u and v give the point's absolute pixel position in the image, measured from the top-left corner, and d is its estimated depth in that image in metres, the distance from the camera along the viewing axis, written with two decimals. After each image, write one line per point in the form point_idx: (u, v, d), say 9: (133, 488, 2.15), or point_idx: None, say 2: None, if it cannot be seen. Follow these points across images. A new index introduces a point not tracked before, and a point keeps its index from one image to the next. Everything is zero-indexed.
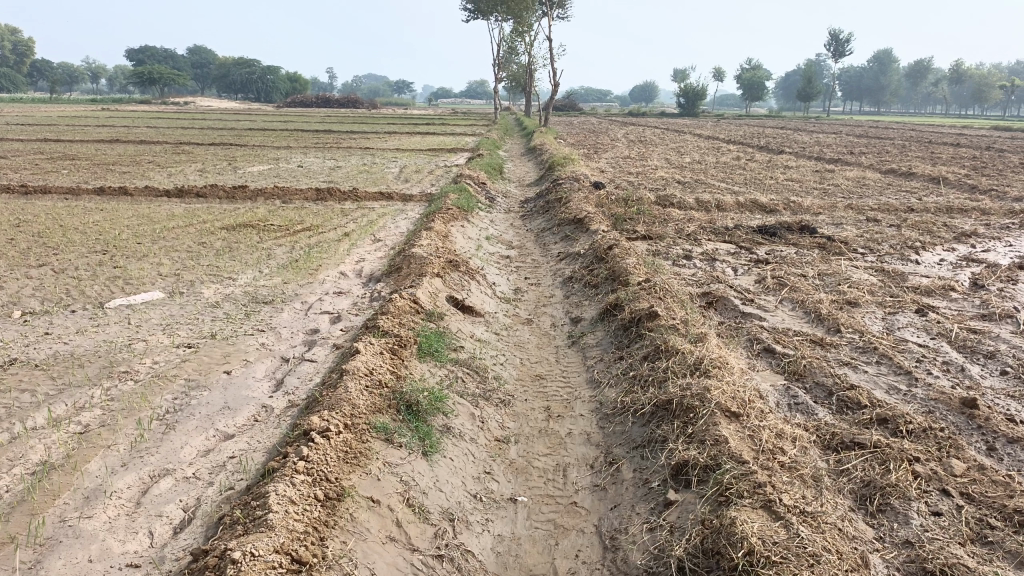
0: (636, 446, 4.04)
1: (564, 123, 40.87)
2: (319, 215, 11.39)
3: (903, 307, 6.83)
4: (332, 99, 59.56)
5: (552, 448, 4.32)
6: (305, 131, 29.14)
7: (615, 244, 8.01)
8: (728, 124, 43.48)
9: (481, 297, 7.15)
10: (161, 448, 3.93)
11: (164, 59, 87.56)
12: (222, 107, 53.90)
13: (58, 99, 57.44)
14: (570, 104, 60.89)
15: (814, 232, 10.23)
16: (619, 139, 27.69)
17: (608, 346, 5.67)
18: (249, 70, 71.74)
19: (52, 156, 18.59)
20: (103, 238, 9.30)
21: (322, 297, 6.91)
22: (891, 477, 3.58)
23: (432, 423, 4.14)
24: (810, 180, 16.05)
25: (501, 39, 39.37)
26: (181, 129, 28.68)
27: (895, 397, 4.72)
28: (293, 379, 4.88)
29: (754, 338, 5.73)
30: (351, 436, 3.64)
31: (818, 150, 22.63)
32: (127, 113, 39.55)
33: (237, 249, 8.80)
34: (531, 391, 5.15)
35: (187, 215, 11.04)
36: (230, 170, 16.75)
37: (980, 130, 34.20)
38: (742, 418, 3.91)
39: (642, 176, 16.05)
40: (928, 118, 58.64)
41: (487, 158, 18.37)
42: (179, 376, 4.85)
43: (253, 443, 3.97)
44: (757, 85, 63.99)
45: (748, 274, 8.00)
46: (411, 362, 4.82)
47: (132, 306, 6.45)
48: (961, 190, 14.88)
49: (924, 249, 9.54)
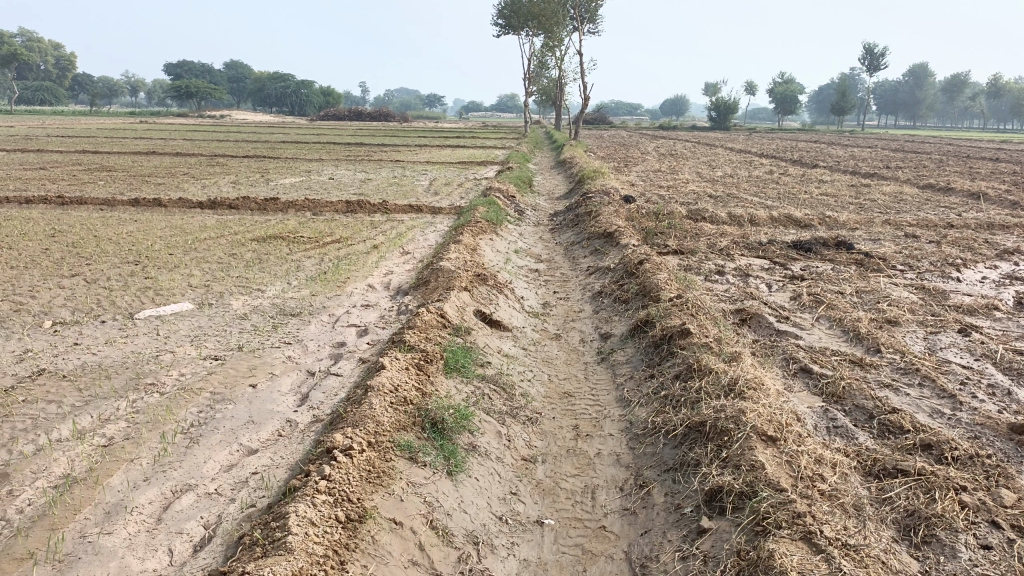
0: (668, 469, 3.91)
1: (595, 137, 40.82)
2: (348, 227, 11.41)
3: (945, 326, 6.60)
4: (364, 112, 60.15)
5: (580, 468, 4.20)
6: (337, 144, 29.39)
7: (646, 259, 7.88)
8: (760, 137, 42.98)
9: (509, 311, 7.06)
10: (184, 462, 3.88)
11: (201, 73, 89.28)
12: (256, 120, 54.70)
13: (99, 112, 58.72)
14: (600, 118, 60.80)
15: (851, 248, 10.01)
16: (650, 153, 27.59)
17: (639, 363, 5.54)
18: (283, 83, 72.81)
19: (90, 167, 18.93)
20: (136, 248, 9.39)
21: (349, 310, 6.88)
22: (937, 507, 3.41)
23: (458, 441, 4.05)
24: (846, 195, 15.76)
25: (532, 54, 39.52)
26: (215, 142, 29.12)
27: (939, 421, 4.53)
28: (319, 393, 4.82)
29: (789, 358, 5.57)
30: (375, 454, 3.56)
31: (853, 164, 22.24)
32: (164, 126, 40.30)
33: (267, 260, 8.82)
34: (559, 408, 5.04)
35: (218, 226, 11.13)
36: (262, 182, 16.91)
37: (1020, 145, 33.53)
38: (780, 443, 3.76)
39: (673, 190, 15.91)
40: (965, 133, 57.60)
41: (516, 171, 18.33)
42: (205, 388, 4.81)
43: (277, 458, 3.91)
44: (790, 99, 63.36)
45: (782, 291, 7.82)
46: (437, 378, 4.74)
47: (161, 317, 6.46)
48: (1002, 205, 14.52)
49: (966, 267, 9.27)
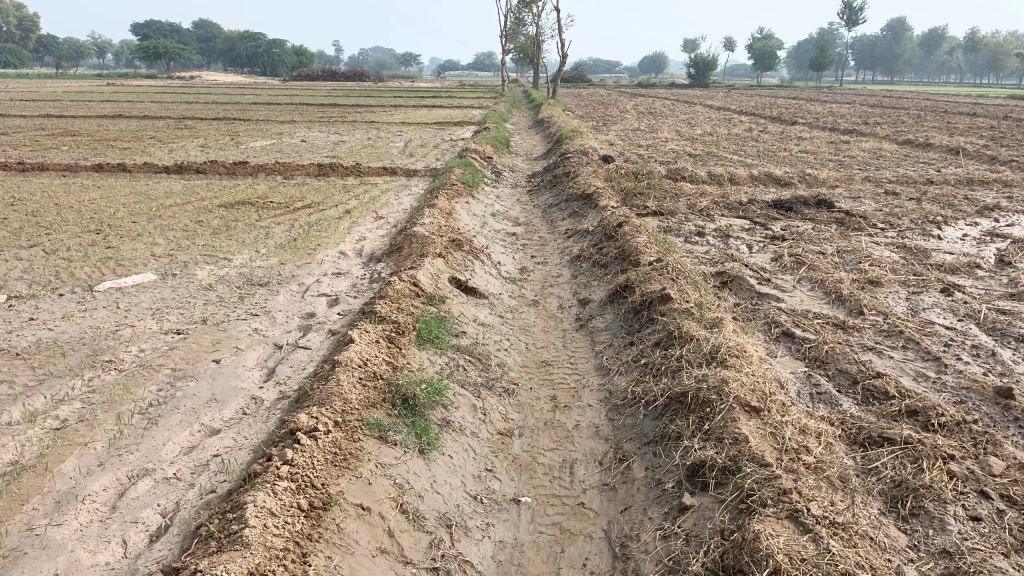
0: (648, 442, 3.78)
1: (574, 96, 40.31)
2: (320, 191, 11.10)
3: (927, 286, 6.51)
4: (338, 72, 58.87)
5: (558, 442, 4.06)
6: (310, 105, 28.73)
7: (625, 221, 7.69)
8: (739, 94, 42.64)
9: (486, 277, 6.88)
10: (142, 446, 3.70)
11: (170, 33, 87.00)
12: (226, 81, 53.54)
13: (64, 74, 56.87)
14: (578, 77, 60.06)
15: (832, 207, 9.88)
16: (629, 111, 27.25)
17: (618, 330, 5.39)
18: (254, 42, 71.01)
19: (53, 132, 18.32)
20: (98, 216, 9.05)
21: (319, 278, 6.65)
22: (925, 478, 3.30)
23: (430, 418, 3.88)
24: (825, 152, 15.62)
25: (508, 11, 38.75)
26: (185, 104, 28.31)
27: (924, 386, 4.43)
28: (285, 368, 4.63)
29: (771, 322, 5.44)
30: (341, 434, 3.38)
31: (831, 120, 22.08)
32: (132, 88, 39.12)
33: (235, 227, 8.53)
34: (537, 378, 4.89)
35: (185, 192, 10.77)
36: (232, 145, 16.48)
37: (995, 99, 33.51)
38: (764, 414, 3.62)
39: (652, 148, 15.69)
40: (942, 89, 57.49)
41: (493, 131, 17.98)
42: (165, 365, 4.61)
43: (240, 439, 3.73)
44: (768, 56, 62.72)
45: (763, 252, 7.68)
46: (409, 351, 4.55)
47: (122, 290, 6.20)
48: (980, 161, 14.46)
49: (947, 224, 9.19)
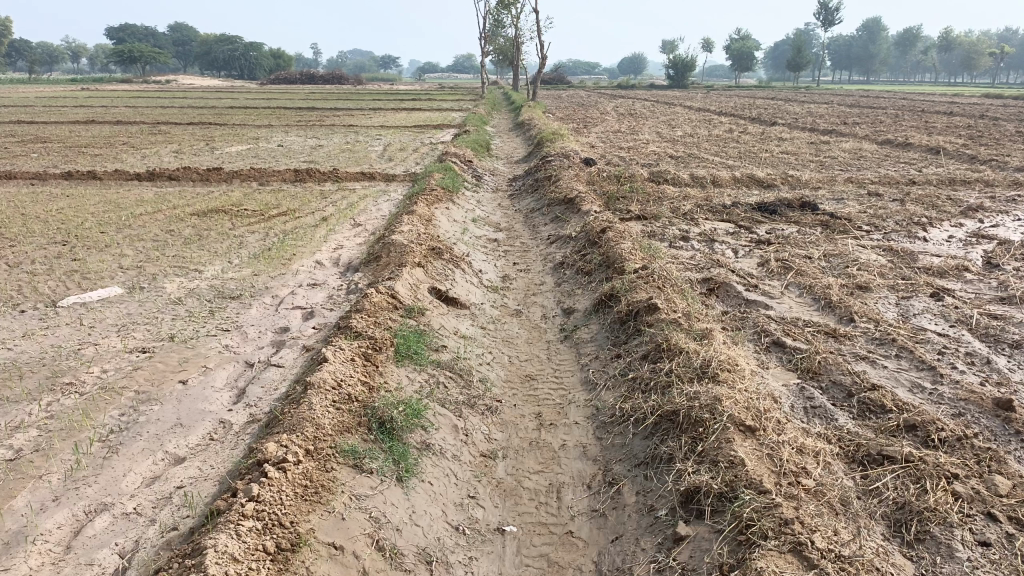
0: (639, 463, 3.60)
1: (553, 98, 40.21)
2: (296, 197, 10.85)
3: (917, 291, 6.38)
4: (317, 75, 58.36)
5: (544, 463, 3.87)
6: (287, 108, 28.39)
7: (609, 227, 7.52)
8: (718, 94, 42.71)
9: (467, 286, 6.67)
10: (100, 477, 3.47)
11: (145, 36, 86.06)
12: (202, 85, 52.93)
13: (38, 79, 55.80)
14: (557, 79, 60.10)
15: (816, 209, 9.77)
16: (609, 113, 27.17)
17: (604, 342, 5.21)
18: (231, 46, 70.38)
19: (24, 138, 17.90)
20: (65, 226, 8.75)
21: (294, 290, 6.42)
22: (929, 500, 3.14)
23: (408, 442, 3.68)
24: (806, 153, 15.56)
25: (488, 13, 38.61)
26: (159, 108, 27.88)
27: (920, 398, 4.28)
28: (256, 389, 4.40)
29: (760, 331, 5.28)
30: (313, 464, 3.16)
31: (811, 121, 22.09)
32: (107, 94, 38.41)
33: (207, 237, 8.27)
34: (520, 394, 4.70)
35: (157, 200, 10.47)
36: (206, 150, 16.16)
37: (971, 99, 33.82)
38: (759, 433, 3.45)
39: (633, 151, 15.57)
40: (917, 88, 58.04)
41: (473, 134, 17.79)
42: (128, 387, 4.37)
43: (206, 469, 3.51)
44: (746, 56, 62.93)
45: (749, 257, 7.54)
46: (385, 369, 4.34)
47: (86, 305, 5.93)
48: (960, 160, 14.46)
49: (932, 226, 9.11)
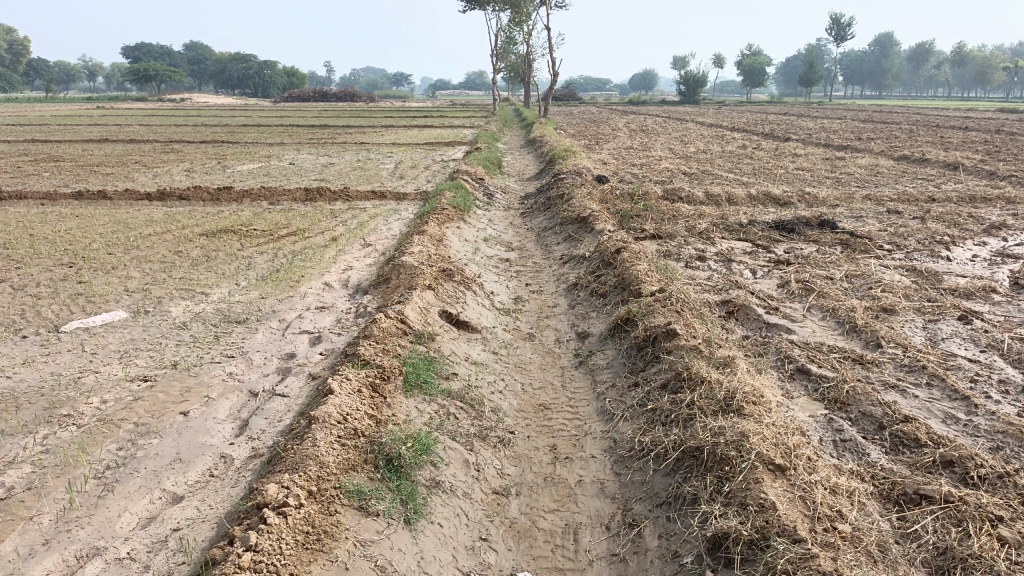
0: (661, 504, 3.40)
1: (564, 114, 40.15)
2: (306, 217, 10.74)
3: (944, 314, 6.15)
4: (330, 93, 58.60)
5: (560, 501, 3.68)
6: (298, 126, 28.47)
7: (623, 247, 7.34)
8: (730, 109, 42.61)
9: (478, 309, 6.50)
10: (94, 518, 3.30)
11: (160, 56, 87.00)
12: (216, 103, 53.35)
13: (54, 98, 56.37)
14: (568, 95, 60.13)
15: (835, 228, 9.55)
16: (621, 129, 27.03)
17: (620, 369, 5.02)
18: (245, 64, 70.95)
19: (37, 157, 17.95)
20: (72, 248, 8.66)
21: (302, 313, 6.27)
22: (974, 545, 2.93)
23: (417, 480, 3.50)
24: (822, 169, 15.35)
25: (498, 30, 38.71)
26: (172, 127, 27.96)
27: (956, 430, 4.06)
28: (259, 420, 4.23)
29: (784, 357, 5.08)
30: (316, 507, 2.99)
31: (825, 136, 21.87)
32: (123, 112, 38.66)
33: (215, 258, 8.16)
34: (534, 424, 4.52)
35: (165, 220, 10.39)
36: (218, 169, 16.14)
37: (986, 113, 33.52)
38: (790, 473, 3.24)
39: (646, 168, 15.41)
40: (930, 103, 57.64)
41: (484, 151, 17.69)
42: (127, 420, 4.21)
43: (204, 509, 3.34)
44: (758, 72, 62.75)
45: (767, 278, 7.33)
46: (393, 400, 4.16)
47: (89, 330, 5.79)
48: (979, 176, 14.21)
49: (955, 244, 8.88)
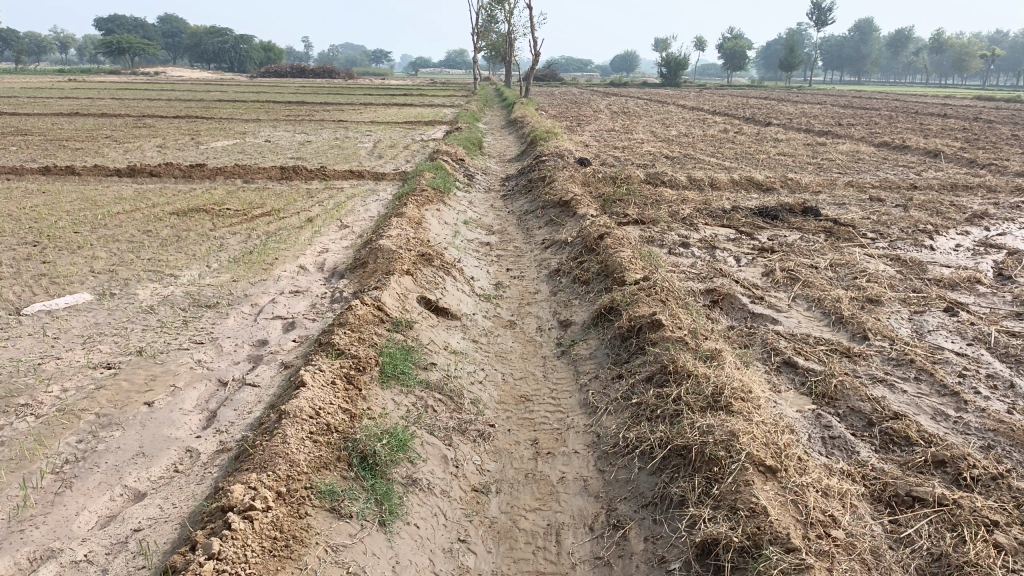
0: (647, 505, 3.28)
1: (546, 95, 39.89)
2: (281, 196, 10.48)
3: (930, 305, 6.07)
4: (307, 69, 57.74)
5: (542, 500, 3.55)
6: (275, 102, 27.89)
7: (607, 233, 7.19)
8: (711, 93, 42.57)
9: (458, 295, 6.33)
10: (50, 518, 3.11)
11: (133, 28, 85.21)
12: (191, 77, 52.45)
13: (23, 69, 55.12)
14: (550, 75, 59.70)
15: (818, 215, 9.48)
16: (603, 110, 26.87)
17: (604, 360, 4.89)
18: (221, 37, 69.65)
19: (4, 130, 17.41)
20: (37, 226, 8.35)
21: (275, 298, 6.06)
22: (969, 551, 2.83)
23: (392, 479, 3.34)
24: (803, 154, 15.27)
25: (480, 8, 38.27)
26: (146, 100, 27.37)
27: (946, 428, 3.97)
28: (228, 412, 4.05)
29: (770, 349, 4.97)
30: (284, 510, 2.82)
31: (806, 122, 21.83)
32: (96, 85, 37.66)
33: (186, 238, 7.90)
34: (515, 417, 4.38)
35: (135, 197, 10.08)
36: (191, 145, 15.76)
37: (962, 100, 33.72)
38: (781, 475, 3.13)
39: (629, 150, 15.27)
40: (908, 90, 57.91)
41: (465, 131, 17.43)
42: (88, 410, 4.00)
43: (167, 508, 3.16)
44: (739, 57, 62.52)
45: (752, 266, 7.23)
46: (369, 392, 3.99)
47: (52, 313, 5.55)
48: (959, 164, 14.21)
49: (937, 233, 8.83)
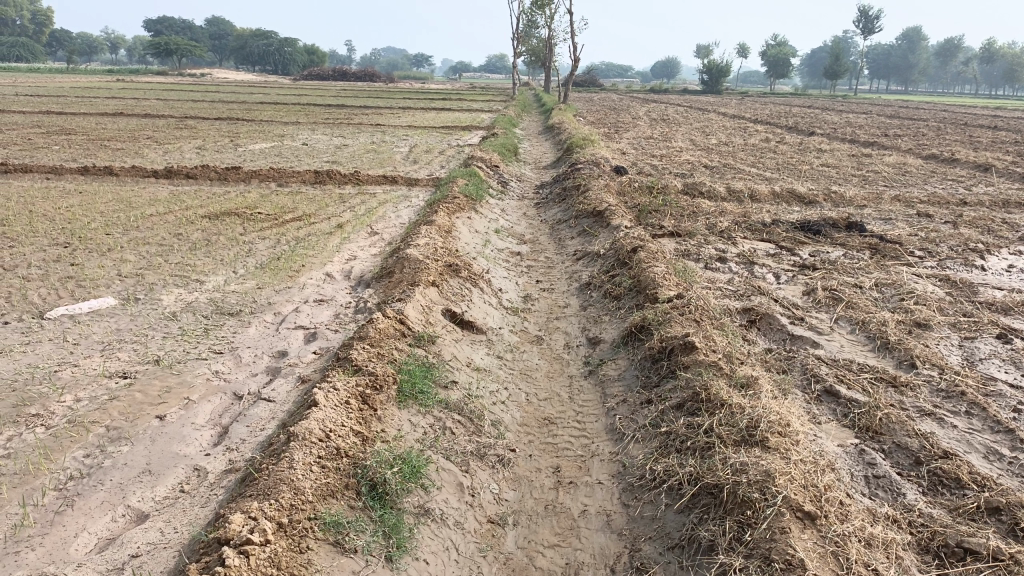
0: (675, 547, 3.07)
1: (585, 100, 39.64)
2: (313, 201, 10.42)
3: (982, 331, 5.73)
4: (349, 72, 58.18)
5: (562, 535, 3.36)
6: (315, 106, 28.07)
7: (641, 246, 6.95)
8: (753, 101, 41.89)
9: (485, 308, 6.15)
10: (48, 539, 3.00)
11: (181, 30, 86.91)
12: (234, 79, 53.37)
13: (75, 69, 56.51)
14: (590, 81, 59.50)
15: (863, 230, 9.12)
16: (642, 117, 26.54)
17: (633, 382, 4.67)
18: (266, 40, 70.81)
19: (50, 130, 17.70)
20: (70, 227, 8.37)
21: (298, 307, 5.95)
22: None
23: (403, 509, 3.18)
24: (847, 166, 14.83)
25: (521, 14, 38.27)
26: (190, 102, 27.78)
27: (1001, 470, 3.68)
28: (240, 428, 3.92)
29: (810, 376, 4.71)
30: (284, 544, 2.67)
31: (851, 131, 21.28)
32: (143, 86, 38.20)
33: (215, 242, 7.85)
34: (537, 441, 4.19)
35: (170, 200, 10.10)
36: (230, 147, 15.84)
37: (1014, 112, 32.72)
38: (820, 522, 2.89)
39: (667, 159, 14.99)
40: (955, 100, 56.37)
41: (501, 137, 17.30)
42: (99, 423, 3.90)
43: (169, 532, 3.03)
44: (782, 64, 61.56)
45: (792, 284, 6.94)
46: (384, 414, 3.83)
47: (75, 318, 5.49)
48: (1011, 179, 13.67)
49: (989, 253, 8.42)
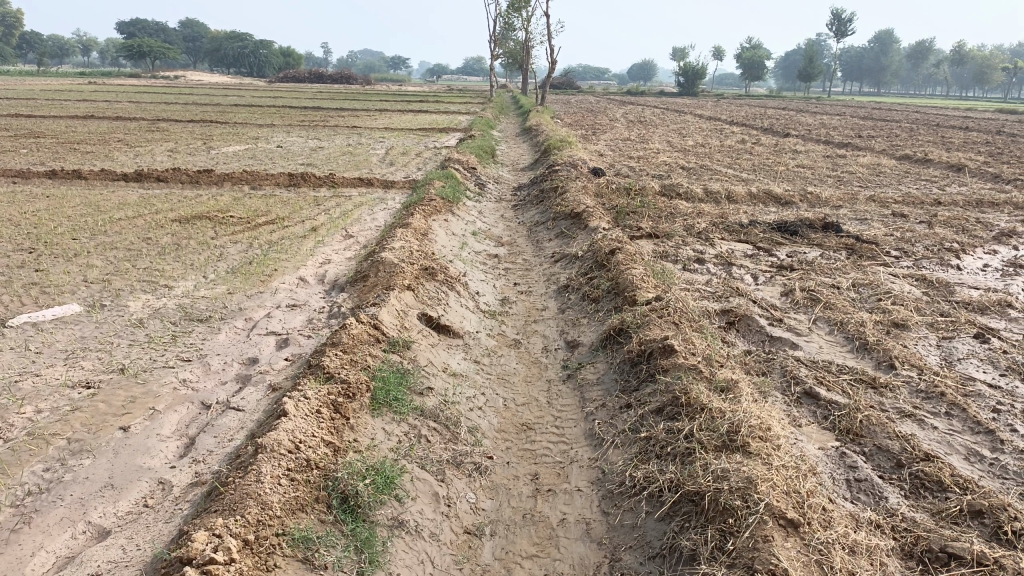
0: (655, 556, 3.00)
1: (562, 102, 39.65)
2: (287, 204, 10.25)
3: (959, 331, 5.72)
4: (325, 75, 57.80)
5: (541, 545, 3.27)
6: (291, 107, 27.81)
7: (619, 248, 6.89)
8: (727, 103, 42.19)
9: (461, 312, 6.05)
10: (3, 559, 2.87)
11: (154, 32, 86.01)
12: (208, 81, 52.87)
13: (45, 71, 55.67)
14: (567, 84, 59.57)
15: (840, 231, 9.12)
16: (620, 119, 26.55)
17: (612, 386, 4.60)
18: (241, 42, 70.13)
19: (17, 133, 17.33)
20: (36, 232, 8.16)
21: (270, 312, 5.81)
22: None
23: (376, 522, 3.08)
24: (823, 167, 14.90)
25: (497, 16, 38.19)
26: (163, 104, 27.39)
27: (983, 472, 3.64)
28: (208, 439, 3.80)
29: (790, 378, 4.66)
30: (250, 562, 2.56)
31: (826, 132, 21.41)
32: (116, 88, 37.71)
33: (185, 247, 7.68)
34: (515, 448, 4.10)
35: (140, 203, 9.90)
36: (203, 150, 15.60)
37: (982, 113, 33.10)
38: (803, 530, 2.83)
39: (644, 160, 14.98)
40: (927, 101, 57.02)
41: (478, 139, 17.18)
42: (60, 435, 3.76)
43: (131, 550, 2.91)
44: (757, 67, 61.97)
45: (770, 284, 6.91)
46: (357, 423, 3.72)
47: (38, 326, 5.32)
48: (984, 178, 13.79)
49: (964, 252, 8.46)
